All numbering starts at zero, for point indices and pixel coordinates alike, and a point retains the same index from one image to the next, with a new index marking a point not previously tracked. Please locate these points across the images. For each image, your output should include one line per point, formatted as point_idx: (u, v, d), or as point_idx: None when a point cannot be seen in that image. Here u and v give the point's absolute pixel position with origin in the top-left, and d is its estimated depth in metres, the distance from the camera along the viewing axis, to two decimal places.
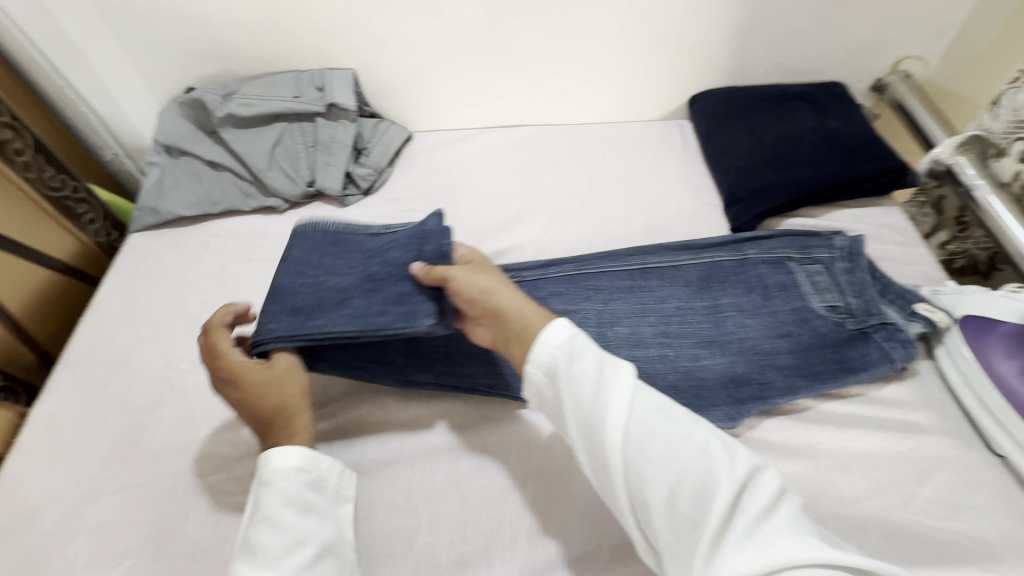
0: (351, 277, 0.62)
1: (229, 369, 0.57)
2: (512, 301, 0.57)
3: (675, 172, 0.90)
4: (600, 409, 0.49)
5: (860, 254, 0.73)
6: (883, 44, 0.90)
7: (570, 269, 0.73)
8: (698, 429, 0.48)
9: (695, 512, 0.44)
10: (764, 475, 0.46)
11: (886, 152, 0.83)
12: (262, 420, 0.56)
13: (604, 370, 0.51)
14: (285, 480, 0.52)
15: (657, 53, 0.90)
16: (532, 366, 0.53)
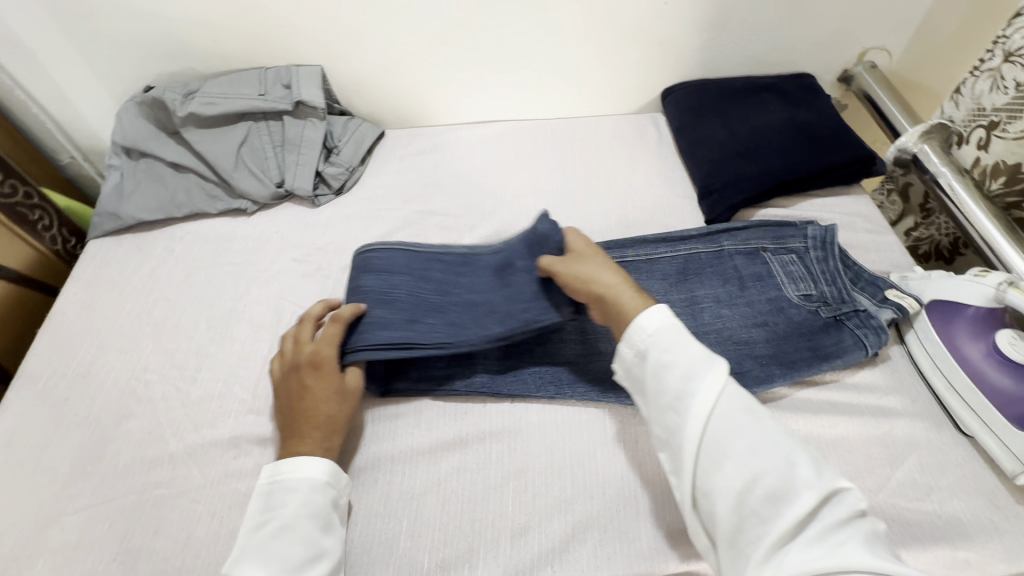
0: (456, 300, 0.67)
1: (319, 355, 0.62)
2: (619, 284, 0.61)
3: (650, 165, 0.90)
4: (685, 395, 0.52)
5: (832, 243, 0.74)
6: (849, 36, 0.92)
7: None
8: (793, 444, 0.49)
9: (767, 512, 0.46)
10: (850, 492, 0.47)
11: (853, 142, 0.84)
12: (309, 418, 0.59)
13: (695, 360, 0.53)
14: (314, 491, 0.54)
15: (629, 47, 0.90)
16: (626, 345, 0.57)
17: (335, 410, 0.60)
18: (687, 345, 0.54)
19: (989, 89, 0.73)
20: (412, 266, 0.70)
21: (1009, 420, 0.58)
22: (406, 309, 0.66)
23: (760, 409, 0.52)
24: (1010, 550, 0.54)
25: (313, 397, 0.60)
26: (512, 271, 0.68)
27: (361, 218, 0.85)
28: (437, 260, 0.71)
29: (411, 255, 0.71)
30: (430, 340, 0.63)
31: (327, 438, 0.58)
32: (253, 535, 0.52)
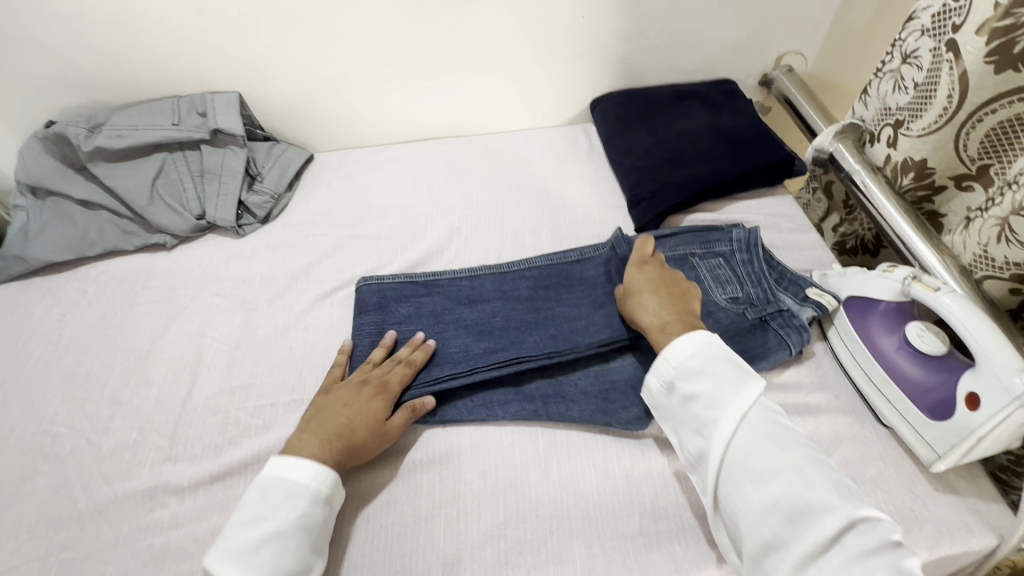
0: (548, 316, 0.71)
1: (384, 378, 0.63)
2: (659, 313, 0.63)
3: (581, 176, 0.91)
4: (709, 420, 0.53)
5: (757, 245, 0.76)
6: (764, 42, 0.94)
7: (500, 277, 0.76)
8: (819, 471, 0.49)
9: (787, 533, 0.47)
10: (885, 521, 0.46)
11: (773, 144, 0.86)
12: (337, 432, 0.58)
13: (722, 383, 0.54)
14: (314, 505, 0.54)
15: (553, 60, 0.91)
16: (655, 377, 0.59)
17: (366, 436, 0.58)
18: (715, 370, 0.55)
19: (892, 90, 0.76)
20: (468, 293, 0.74)
21: (922, 411, 0.59)
22: (507, 333, 0.69)
23: (786, 434, 0.52)
24: (932, 538, 0.56)
25: (354, 409, 0.60)
26: (570, 288, 0.74)
27: (289, 245, 0.82)
28: (523, 279, 0.75)
29: (498, 279, 0.75)
30: (538, 351, 0.66)
31: (339, 453, 0.57)
32: (242, 533, 0.51)
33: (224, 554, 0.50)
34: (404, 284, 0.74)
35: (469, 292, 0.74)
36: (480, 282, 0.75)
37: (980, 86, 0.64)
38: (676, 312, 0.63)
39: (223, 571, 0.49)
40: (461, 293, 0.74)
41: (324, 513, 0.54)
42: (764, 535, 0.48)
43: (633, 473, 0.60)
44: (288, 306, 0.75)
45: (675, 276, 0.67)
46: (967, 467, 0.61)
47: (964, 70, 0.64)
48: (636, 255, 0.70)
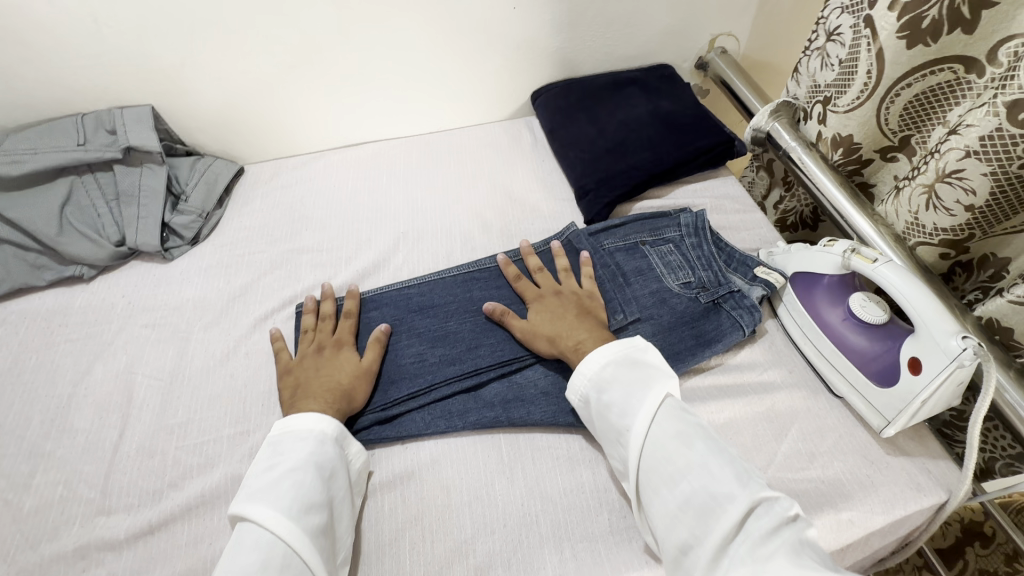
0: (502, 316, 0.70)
1: (340, 334, 0.67)
2: (572, 334, 0.64)
3: (527, 170, 0.89)
4: (622, 429, 0.54)
5: (705, 228, 0.77)
6: (697, 25, 0.95)
7: (452, 281, 0.73)
8: (719, 459, 0.50)
9: (699, 530, 0.47)
10: (781, 498, 0.47)
11: (712, 127, 0.87)
12: (331, 387, 0.61)
13: (632, 391, 0.55)
14: (325, 445, 0.55)
15: (487, 54, 0.89)
16: (572, 394, 0.59)
17: (354, 377, 0.62)
18: (625, 379, 0.57)
19: (820, 67, 0.78)
20: (420, 300, 0.72)
21: (870, 378, 0.60)
22: (463, 339, 0.68)
23: (694, 429, 0.53)
24: (887, 502, 0.57)
25: (328, 366, 0.63)
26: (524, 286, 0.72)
27: (222, 267, 0.77)
28: (476, 281, 0.73)
29: (451, 282, 0.73)
30: (495, 360, 0.65)
31: (338, 401, 0.60)
32: (260, 478, 0.52)
33: (245, 497, 0.50)
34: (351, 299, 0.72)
35: (420, 298, 0.72)
36: (430, 288, 0.73)
37: (895, 61, 0.65)
38: (587, 327, 0.65)
39: (247, 508, 0.49)
40: (412, 301, 0.72)
41: (334, 451, 0.55)
42: (680, 535, 0.48)
43: (600, 471, 0.59)
44: (225, 332, 0.70)
45: (570, 293, 0.69)
46: (914, 428, 0.63)
47: (881, 46, 0.66)
48: (530, 289, 0.70)
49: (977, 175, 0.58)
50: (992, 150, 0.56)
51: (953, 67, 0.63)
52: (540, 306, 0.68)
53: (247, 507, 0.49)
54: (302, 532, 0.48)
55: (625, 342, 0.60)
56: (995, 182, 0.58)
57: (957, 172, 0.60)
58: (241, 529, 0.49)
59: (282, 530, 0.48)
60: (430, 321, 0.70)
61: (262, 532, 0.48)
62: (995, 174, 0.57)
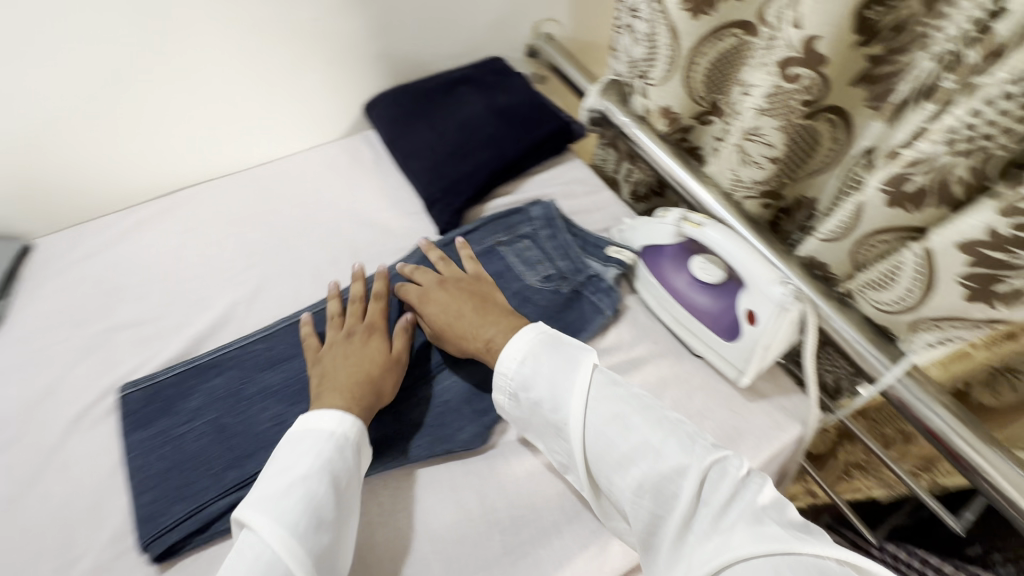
0: None
1: (371, 318, 0.64)
2: (479, 334, 0.60)
3: (372, 187, 0.84)
4: (559, 426, 0.52)
5: (556, 218, 0.77)
6: (517, 14, 0.94)
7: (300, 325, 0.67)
8: (663, 434, 0.48)
9: (660, 512, 0.46)
10: (732, 457, 0.47)
11: (548, 115, 0.88)
12: (358, 375, 0.57)
13: (558, 380, 0.53)
14: (339, 450, 0.50)
15: (301, 72, 0.82)
16: (499, 394, 0.56)
17: (380, 367, 0.59)
18: (550, 368, 0.54)
19: (630, 44, 0.79)
20: (267, 353, 0.64)
21: (721, 335, 0.63)
22: None
23: (628, 407, 0.51)
24: (754, 447, 0.61)
25: (356, 354, 0.60)
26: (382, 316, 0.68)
27: (17, 368, 0.64)
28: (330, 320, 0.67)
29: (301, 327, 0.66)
30: None
31: (364, 392, 0.56)
32: (269, 481, 0.47)
33: (255, 502, 0.46)
34: (182, 373, 0.62)
35: (268, 354, 0.64)
36: (279, 340, 0.65)
37: (687, 32, 0.69)
38: (490, 319, 0.60)
39: (249, 517, 0.45)
40: (258, 357, 0.64)
41: (349, 458, 0.51)
42: (643, 518, 0.46)
43: (488, 492, 0.57)
44: (29, 447, 0.59)
45: (456, 283, 0.66)
46: (768, 370, 0.68)
47: (672, 21, 0.69)
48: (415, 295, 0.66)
49: (772, 130, 0.62)
50: (777, 105, 0.59)
51: (735, 32, 0.68)
52: (432, 311, 0.64)
53: (252, 518, 0.44)
54: (304, 554, 0.43)
55: (535, 324, 0.57)
56: (786, 133, 0.62)
57: (755, 129, 0.63)
58: (243, 539, 0.45)
59: (282, 551, 0.43)
60: (282, 375, 0.63)
61: (259, 547, 0.43)
62: (784, 127, 0.61)
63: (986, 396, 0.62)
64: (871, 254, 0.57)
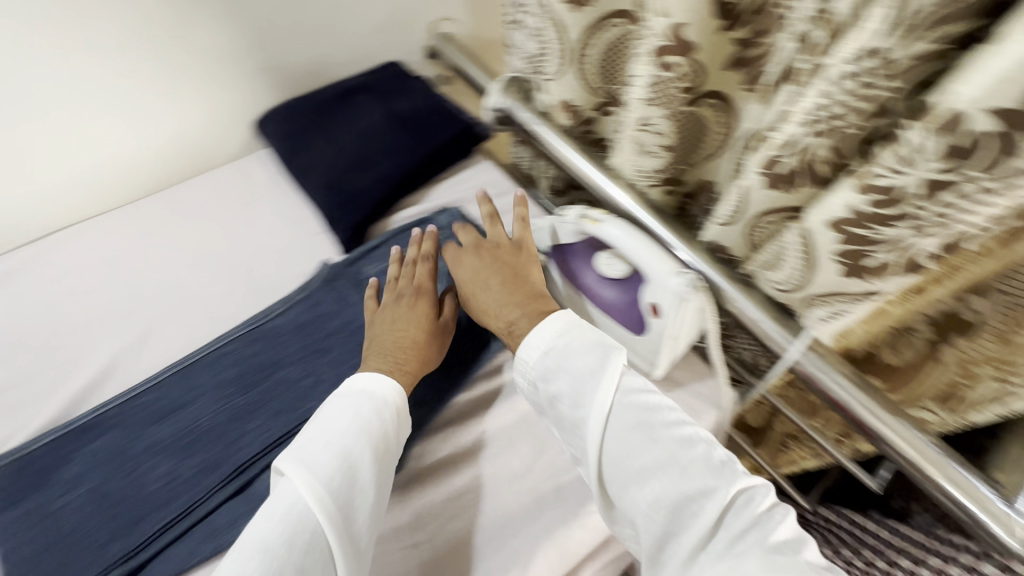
0: (262, 391, 0.61)
1: (420, 282, 0.64)
2: (504, 314, 0.59)
3: (270, 209, 0.80)
4: (579, 420, 0.51)
5: (463, 225, 0.74)
6: (409, 15, 0.91)
7: (190, 368, 0.62)
8: (690, 454, 0.46)
9: (673, 530, 0.44)
10: (760, 486, 0.45)
11: (449, 118, 0.85)
12: (400, 344, 0.58)
13: (584, 379, 0.51)
14: (378, 412, 0.51)
15: (175, 94, 0.76)
16: (519, 376, 0.56)
17: (429, 334, 0.61)
18: (576, 366, 0.52)
19: (523, 39, 0.77)
20: (155, 406, 0.59)
21: (632, 330, 0.63)
22: (217, 435, 0.58)
23: (654, 418, 0.49)
24: None
25: (403, 320, 0.61)
26: (282, 348, 0.64)
27: None
28: (224, 359, 0.63)
29: (192, 372, 0.62)
30: (260, 446, 0.57)
31: (406, 359, 0.58)
32: (309, 435, 0.50)
33: (293, 455, 0.48)
34: (58, 439, 0.57)
35: (156, 405, 0.59)
36: (167, 389, 0.61)
37: (572, 25, 0.67)
38: (515, 298, 0.59)
39: (287, 467, 0.47)
40: (145, 410, 0.59)
41: (388, 419, 0.51)
42: (653, 533, 0.45)
43: (405, 521, 0.56)
44: None
45: (492, 253, 0.64)
46: (682, 357, 0.68)
47: (557, 15, 0.67)
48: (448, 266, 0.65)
49: (660, 119, 0.61)
50: (659, 94, 0.58)
51: (619, 22, 0.66)
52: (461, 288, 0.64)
53: (287, 469, 0.46)
54: (332, 515, 0.45)
55: (562, 312, 0.56)
56: (673, 122, 0.61)
57: (643, 119, 0.61)
58: (280, 486, 0.47)
59: (314, 503, 0.45)
60: (172, 427, 0.58)
61: (293, 494, 0.45)
62: (671, 115, 0.60)
63: (887, 354, 0.62)
64: (761, 234, 0.58)
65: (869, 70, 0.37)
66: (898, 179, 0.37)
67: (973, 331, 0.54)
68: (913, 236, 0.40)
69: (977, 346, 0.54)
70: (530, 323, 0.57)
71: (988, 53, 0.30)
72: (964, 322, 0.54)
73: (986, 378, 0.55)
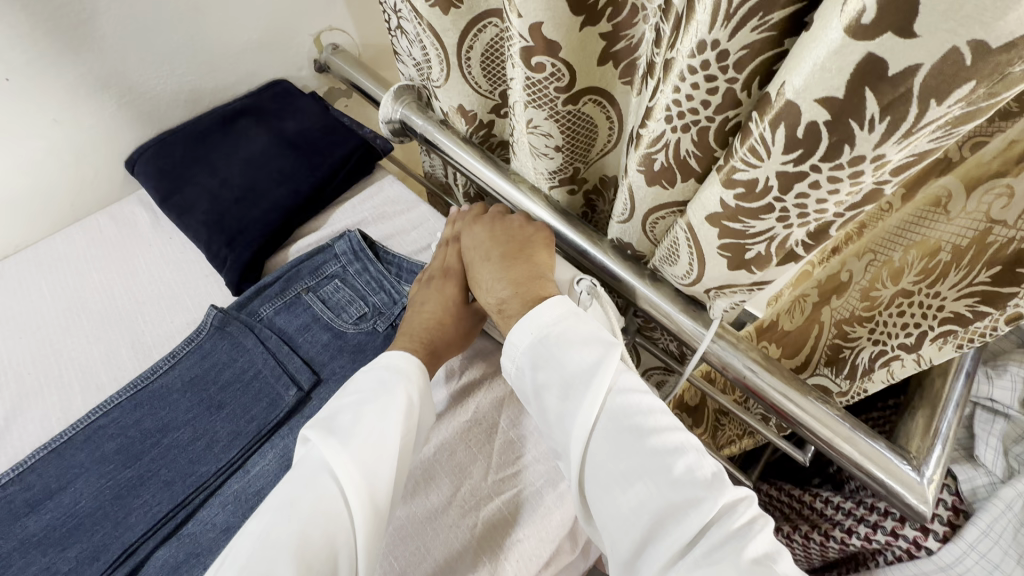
0: (151, 461, 0.55)
1: (448, 263, 0.64)
2: (498, 290, 0.56)
3: (152, 253, 0.73)
4: (567, 412, 0.47)
5: (363, 249, 0.70)
6: (287, 29, 0.85)
7: (62, 447, 0.56)
8: (681, 461, 0.43)
9: (650, 539, 0.42)
10: (749, 501, 0.42)
11: (342, 135, 0.81)
12: (423, 327, 0.59)
13: (577, 370, 0.47)
14: (409, 383, 0.52)
15: (21, 140, 0.69)
16: (506, 361, 0.52)
17: (450, 317, 0.61)
18: (568, 355, 0.48)
19: (406, 44, 0.73)
20: (25, 496, 0.53)
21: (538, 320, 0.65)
22: (98, 518, 0.52)
23: (645, 417, 0.45)
24: None
25: (429, 302, 0.61)
26: (170, 410, 0.58)
27: None
28: (104, 432, 0.57)
29: (66, 450, 0.56)
30: (149, 524, 0.52)
31: (427, 343, 0.59)
32: (336, 406, 0.50)
33: (323, 423, 0.49)
34: None
35: (27, 495, 0.53)
36: (37, 475, 0.54)
37: (445, 30, 0.63)
38: (511, 275, 0.56)
39: (318, 434, 0.48)
40: (12, 502, 0.53)
41: (416, 390, 0.52)
42: (634, 539, 0.43)
43: None
44: None
45: (508, 224, 0.61)
46: None
47: (427, 22, 0.62)
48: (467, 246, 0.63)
49: (543, 121, 0.58)
50: (537, 97, 0.55)
51: (493, 22, 0.63)
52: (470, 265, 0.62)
53: (318, 434, 0.48)
54: (356, 485, 0.45)
55: (560, 298, 0.51)
56: (558, 123, 0.58)
57: (528, 123, 0.59)
58: (307, 451, 0.48)
59: (343, 468, 0.46)
60: (45, 517, 0.52)
61: (321, 458, 0.47)
62: (553, 116, 0.58)
63: (783, 318, 0.63)
64: (658, 229, 0.56)
65: (709, 64, 0.35)
66: (756, 173, 0.36)
67: (844, 291, 0.55)
68: (782, 227, 0.39)
69: (845, 305, 0.55)
70: (519, 304, 0.54)
71: (808, 42, 0.28)
72: (838, 283, 0.56)
73: (860, 338, 0.55)
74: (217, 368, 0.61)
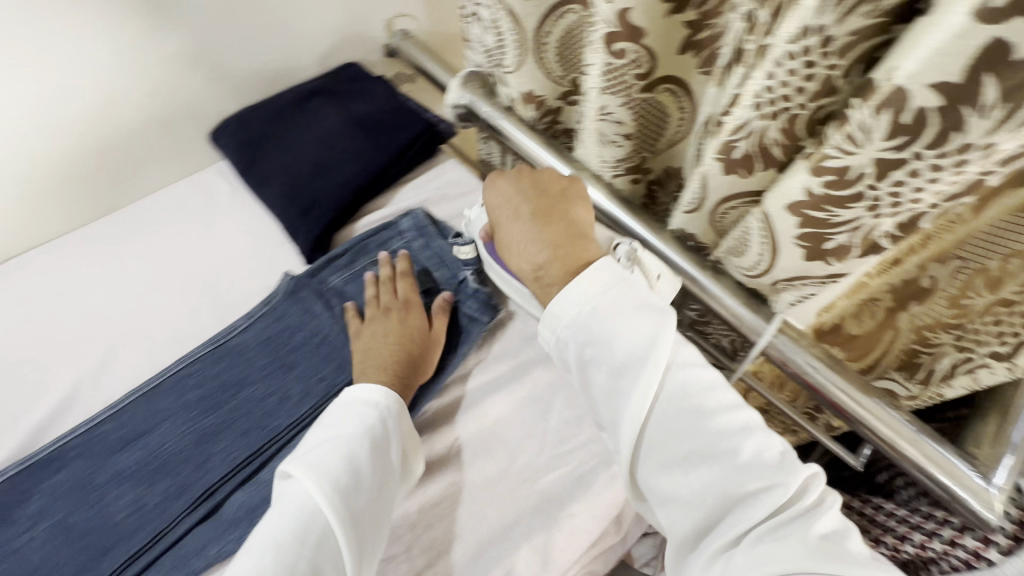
0: (230, 411, 0.59)
1: (406, 295, 0.64)
2: (531, 256, 0.56)
3: (230, 220, 0.78)
4: (623, 388, 0.48)
5: (427, 226, 0.73)
6: (363, 13, 0.88)
7: (149, 393, 0.60)
8: (749, 443, 0.44)
9: (715, 516, 0.43)
10: (815, 484, 0.43)
11: (410, 118, 0.83)
12: (396, 354, 0.59)
13: (632, 340, 0.48)
14: (384, 420, 0.52)
15: (122, 109, 0.74)
16: (544, 331, 0.53)
17: (417, 345, 0.61)
18: (620, 327, 0.48)
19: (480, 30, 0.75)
20: (117, 434, 0.58)
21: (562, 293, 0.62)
22: (182, 460, 0.56)
23: (710, 398, 0.46)
24: None
25: (392, 333, 0.61)
26: (246, 366, 0.62)
27: None
28: (187, 381, 0.61)
29: (154, 395, 0.60)
30: (228, 468, 0.56)
31: (402, 372, 0.58)
32: (314, 442, 0.50)
33: (300, 460, 0.48)
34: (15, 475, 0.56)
35: (120, 432, 0.58)
36: (127, 416, 0.59)
37: (525, 14, 0.64)
38: (546, 238, 0.55)
39: (297, 470, 0.47)
40: (107, 437, 0.58)
41: (394, 425, 0.53)
42: (695, 519, 0.43)
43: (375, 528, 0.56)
44: None
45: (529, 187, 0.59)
46: None
47: (507, 6, 0.64)
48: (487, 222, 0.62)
49: (617, 108, 0.59)
50: (614, 83, 0.56)
51: (573, 7, 0.63)
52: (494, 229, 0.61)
53: (297, 470, 0.46)
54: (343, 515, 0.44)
55: (604, 265, 0.52)
56: (631, 110, 0.59)
57: (601, 109, 0.60)
58: (285, 490, 0.46)
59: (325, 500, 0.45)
60: (135, 454, 0.57)
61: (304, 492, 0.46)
62: (627, 103, 0.58)
63: (849, 322, 0.59)
64: (727, 219, 0.56)
65: (811, 49, 0.35)
66: (850, 159, 0.36)
67: (928, 296, 0.53)
68: (870, 216, 0.39)
69: (930, 310, 0.53)
70: (560, 268, 0.54)
71: (925, 26, 0.28)
72: (921, 289, 0.53)
73: (943, 344, 0.55)
74: (290, 330, 0.65)
